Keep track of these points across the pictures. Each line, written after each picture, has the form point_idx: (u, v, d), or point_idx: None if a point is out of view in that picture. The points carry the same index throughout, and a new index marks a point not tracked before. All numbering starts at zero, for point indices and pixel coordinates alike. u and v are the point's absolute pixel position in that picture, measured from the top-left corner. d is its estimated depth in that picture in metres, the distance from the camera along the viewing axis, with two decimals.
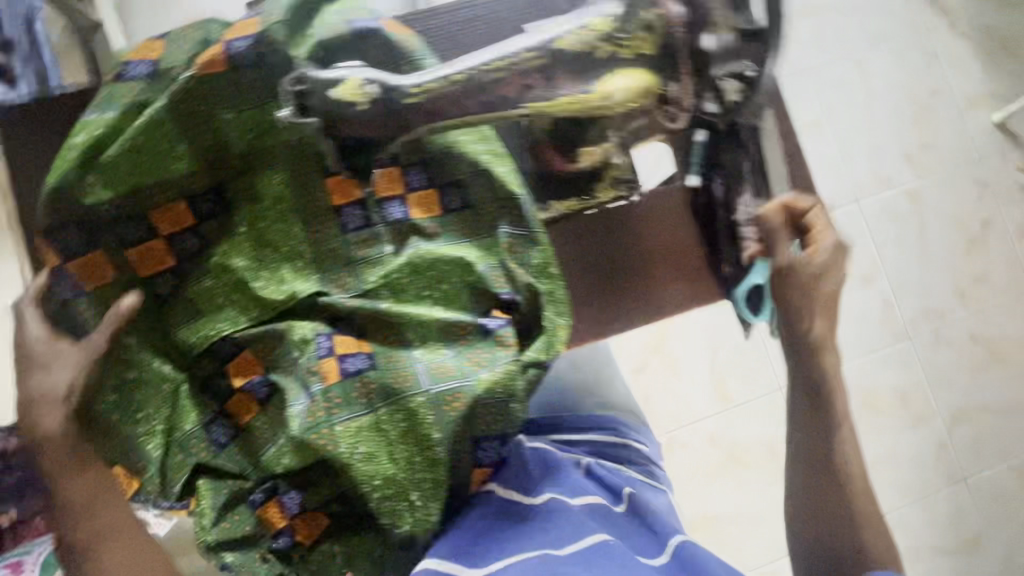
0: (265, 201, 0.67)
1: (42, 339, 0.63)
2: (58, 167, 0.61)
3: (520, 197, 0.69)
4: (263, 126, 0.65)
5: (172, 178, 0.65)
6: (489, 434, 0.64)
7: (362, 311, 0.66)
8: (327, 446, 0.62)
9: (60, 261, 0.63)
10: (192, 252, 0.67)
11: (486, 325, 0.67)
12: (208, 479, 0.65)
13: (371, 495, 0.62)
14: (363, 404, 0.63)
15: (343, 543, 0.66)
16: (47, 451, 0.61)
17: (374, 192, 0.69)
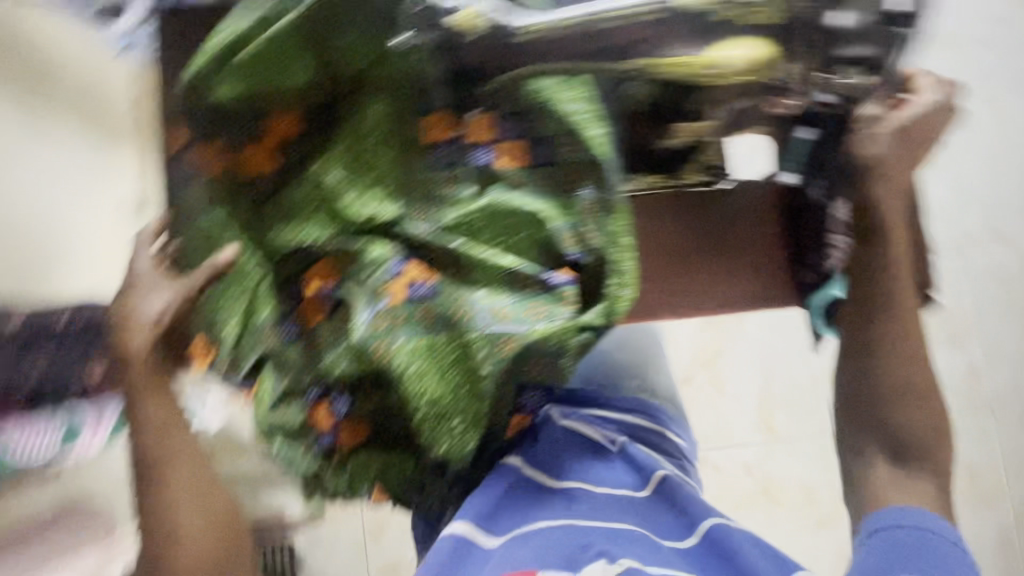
0: (368, 127, 0.71)
1: (144, 273, 0.73)
2: (195, 62, 0.68)
3: (606, 161, 0.68)
4: (378, 54, 0.69)
5: (287, 88, 0.69)
6: (535, 383, 0.68)
7: (432, 244, 0.70)
8: (383, 356, 0.65)
9: (192, 143, 0.73)
10: (294, 161, 0.72)
11: (548, 279, 0.69)
12: (273, 366, 0.72)
13: (416, 414, 0.65)
14: (424, 327, 0.66)
15: (381, 454, 0.69)
16: (137, 367, 0.71)
17: (466, 135, 0.73)
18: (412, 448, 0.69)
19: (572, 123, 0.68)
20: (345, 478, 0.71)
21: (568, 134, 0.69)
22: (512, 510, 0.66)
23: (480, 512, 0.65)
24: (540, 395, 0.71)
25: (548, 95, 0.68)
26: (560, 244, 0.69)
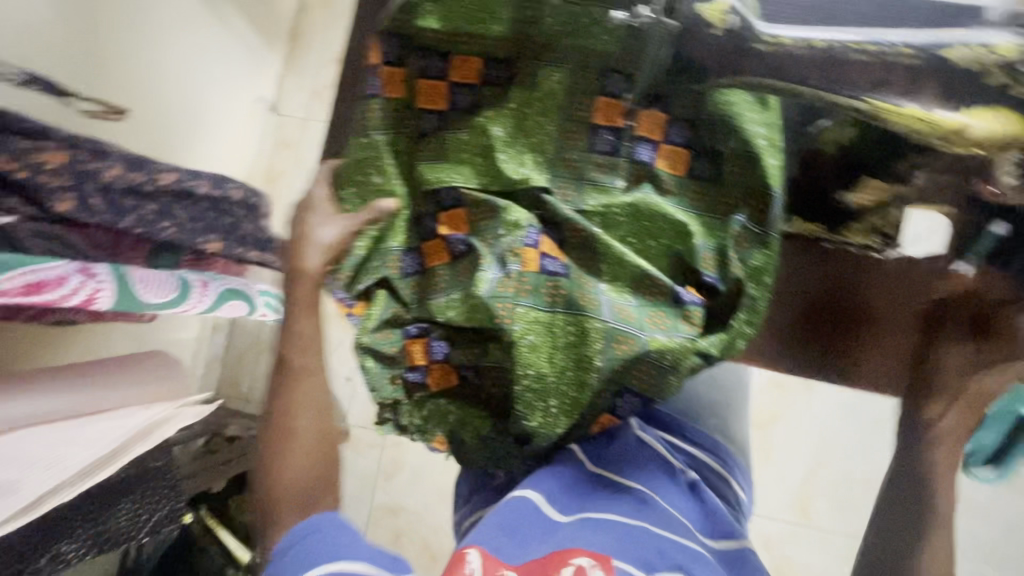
0: (541, 91, 0.71)
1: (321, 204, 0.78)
2: None
3: (775, 194, 0.63)
4: (579, 22, 0.68)
5: (485, 33, 0.72)
6: (637, 391, 0.69)
7: (572, 224, 0.69)
8: (505, 318, 0.67)
9: (378, 64, 0.75)
10: (464, 104, 0.74)
11: (680, 296, 0.68)
12: (386, 293, 0.76)
13: (519, 383, 0.67)
14: (547, 303, 0.67)
15: (460, 407, 0.74)
16: (300, 284, 0.77)
17: (634, 128, 0.70)
18: (496, 411, 0.73)
19: (753, 146, 0.64)
20: (422, 416, 0.75)
21: (743, 156, 0.65)
22: (578, 497, 0.66)
23: (551, 488, 0.66)
24: (638, 404, 0.72)
25: (733, 110, 0.65)
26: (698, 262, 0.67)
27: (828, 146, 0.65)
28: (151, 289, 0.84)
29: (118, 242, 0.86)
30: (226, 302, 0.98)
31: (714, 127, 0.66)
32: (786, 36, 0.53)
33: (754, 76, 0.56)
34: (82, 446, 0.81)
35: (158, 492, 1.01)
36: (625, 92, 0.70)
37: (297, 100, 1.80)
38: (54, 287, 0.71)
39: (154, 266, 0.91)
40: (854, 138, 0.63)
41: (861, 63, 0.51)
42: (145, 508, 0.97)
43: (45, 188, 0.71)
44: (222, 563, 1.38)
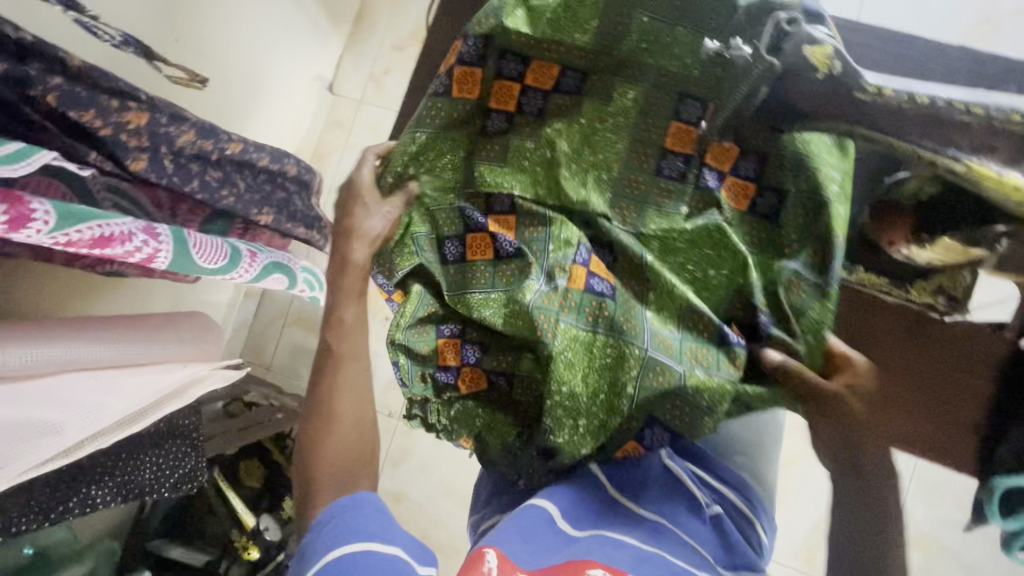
0: (614, 106, 0.71)
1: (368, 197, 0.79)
2: None
3: (837, 242, 0.62)
4: (659, 44, 0.70)
5: (569, 44, 0.73)
6: (666, 423, 0.68)
7: (629, 250, 0.68)
8: (545, 332, 0.66)
9: (455, 61, 0.77)
10: (533, 109, 0.75)
11: (726, 335, 0.66)
12: (423, 288, 0.76)
13: (550, 398, 0.65)
14: (588, 321, 0.67)
15: (487, 412, 0.73)
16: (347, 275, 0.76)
17: (702, 157, 0.69)
18: (523, 421, 0.73)
19: (823, 194, 0.63)
20: (449, 417, 0.75)
21: (805, 202, 0.64)
22: (594, 515, 0.65)
23: (568, 503, 0.65)
24: (665, 438, 0.70)
25: (809, 154, 0.64)
26: (750, 300, 0.66)
27: (905, 201, 0.63)
28: (206, 253, 0.82)
29: (177, 207, 0.88)
30: (267, 274, 0.97)
31: (785, 166, 0.65)
32: (890, 88, 0.55)
33: (853, 120, 0.58)
34: (122, 398, 0.81)
35: (182, 449, 1.00)
36: (700, 119, 0.69)
37: (353, 81, 1.81)
38: (120, 242, 0.70)
39: (207, 231, 0.92)
40: (932, 194, 0.59)
41: (962, 124, 0.52)
42: (168, 463, 0.98)
43: (122, 146, 0.72)
44: (228, 525, 1.39)
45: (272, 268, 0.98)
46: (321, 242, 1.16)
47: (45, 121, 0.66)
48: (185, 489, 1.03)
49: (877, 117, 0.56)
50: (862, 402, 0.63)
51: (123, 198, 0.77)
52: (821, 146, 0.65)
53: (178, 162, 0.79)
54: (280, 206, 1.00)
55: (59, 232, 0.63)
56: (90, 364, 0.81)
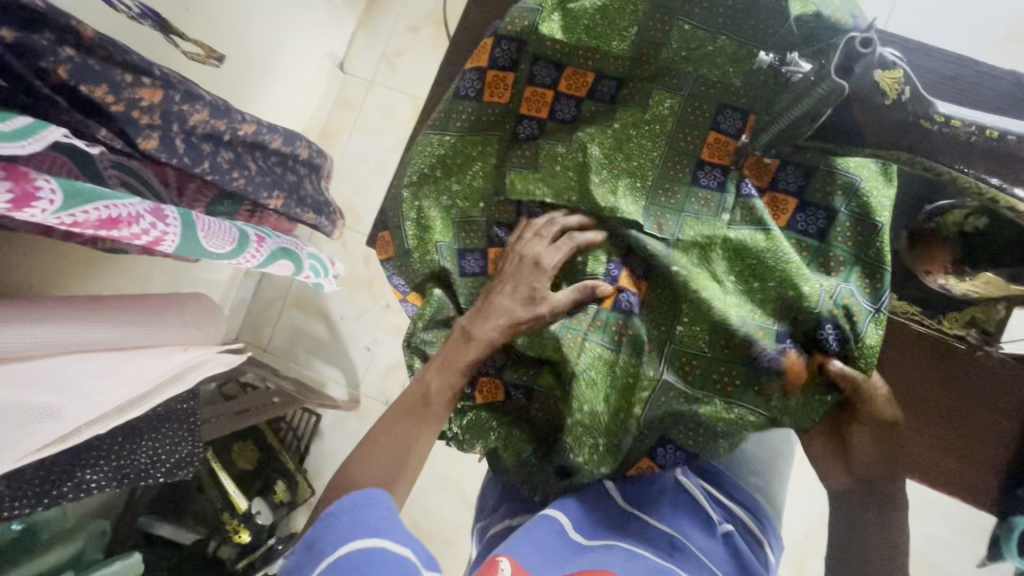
0: (650, 114, 0.68)
1: (548, 298, 0.66)
2: None
3: (887, 269, 0.63)
4: (699, 54, 0.67)
5: (606, 52, 0.69)
6: (678, 443, 0.69)
7: (659, 263, 0.65)
8: (570, 352, 0.66)
9: (484, 65, 0.74)
10: (567, 116, 0.73)
11: (781, 350, 0.63)
12: (442, 294, 0.74)
13: (572, 415, 0.64)
14: (612, 340, 0.66)
15: (502, 426, 0.72)
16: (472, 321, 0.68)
17: (739, 170, 0.67)
18: (538, 435, 0.72)
19: (875, 217, 0.63)
20: (461, 427, 0.72)
21: (851, 222, 0.64)
22: (603, 526, 0.64)
23: (577, 515, 0.63)
24: (679, 458, 0.70)
25: (853, 179, 0.64)
26: (796, 326, 0.65)
27: (947, 229, 0.60)
28: (214, 237, 0.78)
29: (184, 185, 0.84)
30: (274, 261, 0.93)
31: (833, 185, 0.64)
32: (959, 119, 0.51)
33: (913, 155, 0.53)
34: (122, 381, 0.77)
35: (181, 432, 0.97)
36: (739, 132, 0.67)
37: (366, 59, 1.76)
38: (128, 225, 0.65)
39: (214, 214, 0.89)
40: (980, 228, 0.58)
41: None
42: (165, 448, 0.94)
43: (133, 124, 0.68)
44: (218, 505, 1.35)
45: (284, 253, 0.95)
46: (331, 228, 1.12)
47: (53, 94, 0.62)
48: (180, 475, 0.96)
49: (939, 150, 0.52)
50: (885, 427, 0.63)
51: (131, 177, 0.74)
52: (870, 171, 0.64)
53: (189, 142, 0.75)
54: (290, 189, 0.96)
55: (65, 212, 0.59)
56: (90, 346, 0.78)
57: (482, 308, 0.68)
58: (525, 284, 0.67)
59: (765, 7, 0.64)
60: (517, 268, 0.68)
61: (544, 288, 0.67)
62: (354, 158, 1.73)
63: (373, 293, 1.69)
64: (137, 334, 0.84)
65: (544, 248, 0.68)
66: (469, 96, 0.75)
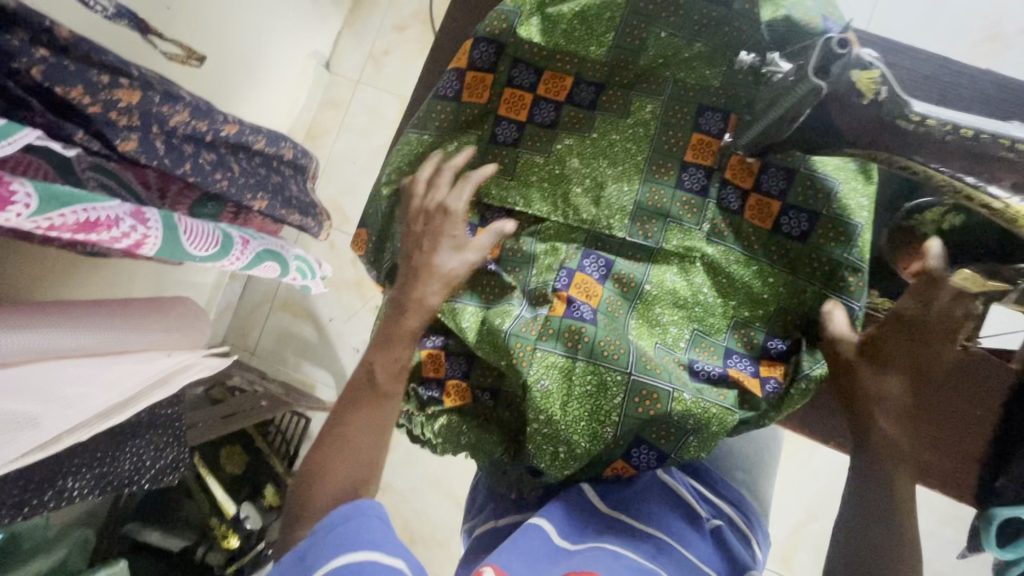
0: (632, 120, 0.69)
1: (463, 244, 0.69)
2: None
3: (863, 266, 0.64)
4: (676, 59, 0.68)
5: (585, 56, 0.70)
6: (652, 443, 0.66)
7: (624, 275, 0.68)
8: (521, 360, 0.65)
9: (464, 66, 0.73)
10: (546, 120, 0.72)
11: (729, 357, 0.67)
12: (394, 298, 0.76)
13: (530, 424, 0.65)
14: (566, 347, 0.65)
15: (473, 430, 0.71)
16: (404, 290, 0.69)
17: (722, 172, 0.68)
18: (509, 437, 0.71)
19: (852, 218, 0.64)
20: (433, 432, 0.72)
21: (839, 225, 0.64)
22: (592, 528, 0.64)
23: (564, 518, 0.64)
24: (654, 459, 0.66)
25: (835, 184, 0.65)
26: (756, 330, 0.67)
27: (925, 226, 0.62)
28: (197, 240, 0.77)
29: (165, 186, 0.82)
30: (259, 263, 0.92)
31: (813, 187, 0.64)
32: (935, 116, 0.50)
33: (891, 153, 0.53)
34: (106, 388, 0.76)
35: (165, 438, 0.96)
36: (721, 131, 0.67)
37: (352, 59, 1.75)
38: (106, 228, 0.65)
39: (197, 215, 0.87)
40: (957, 225, 0.60)
41: (1009, 160, 0.49)
42: (149, 455, 0.93)
43: (111, 125, 0.67)
44: (206, 512, 1.34)
45: (268, 254, 0.94)
46: (317, 231, 1.11)
47: (28, 95, 0.61)
48: (166, 479, 0.98)
49: (919, 147, 0.51)
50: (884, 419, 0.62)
51: (109, 179, 0.72)
52: (847, 172, 0.65)
53: (170, 143, 0.74)
54: (275, 191, 0.95)
55: (41, 215, 0.58)
56: (71, 353, 0.77)
57: (409, 276, 0.69)
58: (444, 236, 0.69)
59: (736, 14, 0.65)
60: (432, 223, 0.69)
61: (461, 233, 0.69)
62: (341, 158, 1.72)
63: (361, 293, 1.67)
64: (120, 339, 0.82)
65: (451, 193, 0.69)
66: (448, 95, 0.73)
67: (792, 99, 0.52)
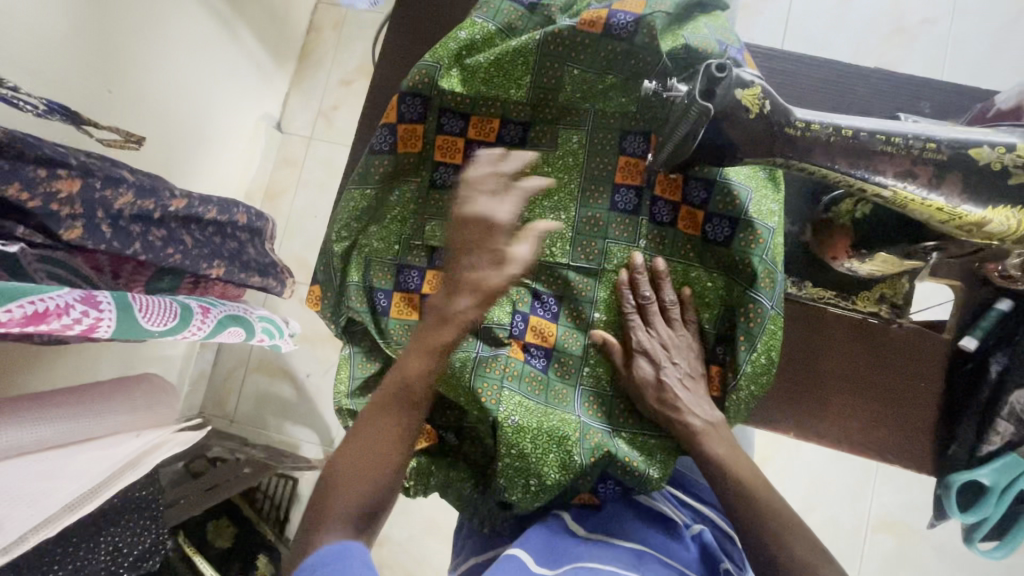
0: (560, 151, 0.74)
1: (499, 266, 0.61)
2: (438, 52, 0.73)
3: (777, 271, 0.67)
4: (592, 92, 0.73)
5: (507, 99, 0.74)
6: (618, 478, 0.69)
7: (575, 306, 0.73)
8: (490, 398, 0.67)
9: (394, 121, 0.75)
10: (480, 161, 0.76)
11: (709, 349, 0.72)
12: (350, 351, 0.77)
13: (502, 459, 0.66)
14: (534, 393, 0.69)
15: (441, 468, 0.71)
16: (444, 290, 0.63)
17: (653, 189, 0.71)
18: (477, 474, 0.73)
19: (760, 220, 0.67)
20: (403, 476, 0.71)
21: (753, 227, 0.67)
22: (568, 550, 0.64)
23: (543, 551, 0.63)
24: (619, 489, 0.72)
25: (743, 191, 0.68)
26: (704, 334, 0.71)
27: (841, 218, 0.65)
28: (153, 316, 0.78)
29: (119, 268, 0.83)
30: (223, 329, 0.92)
31: (729, 196, 0.68)
32: (818, 122, 0.54)
33: (785, 158, 0.56)
34: (74, 477, 0.74)
35: (144, 521, 0.94)
36: (644, 152, 0.72)
37: (303, 118, 1.78)
38: (57, 317, 0.65)
39: (154, 291, 0.88)
40: (867, 213, 0.63)
41: (888, 153, 0.53)
42: (126, 541, 0.91)
43: (53, 217, 0.69)
44: None
45: (232, 319, 0.95)
46: (279, 290, 1.11)
47: None
48: (145, 566, 0.94)
49: (809, 151, 0.55)
50: (795, 413, 0.72)
51: (59, 268, 0.73)
52: (756, 180, 0.69)
53: (119, 226, 0.76)
54: (231, 257, 0.96)
55: None
56: (29, 449, 0.74)
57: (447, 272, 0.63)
58: (487, 248, 0.61)
59: (640, 49, 0.70)
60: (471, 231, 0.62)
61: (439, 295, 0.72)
62: (300, 215, 1.74)
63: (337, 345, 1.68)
64: (82, 429, 0.81)
65: (492, 201, 0.63)
66: (384, 150, 0.75)
67: (678, 116, 0.56)
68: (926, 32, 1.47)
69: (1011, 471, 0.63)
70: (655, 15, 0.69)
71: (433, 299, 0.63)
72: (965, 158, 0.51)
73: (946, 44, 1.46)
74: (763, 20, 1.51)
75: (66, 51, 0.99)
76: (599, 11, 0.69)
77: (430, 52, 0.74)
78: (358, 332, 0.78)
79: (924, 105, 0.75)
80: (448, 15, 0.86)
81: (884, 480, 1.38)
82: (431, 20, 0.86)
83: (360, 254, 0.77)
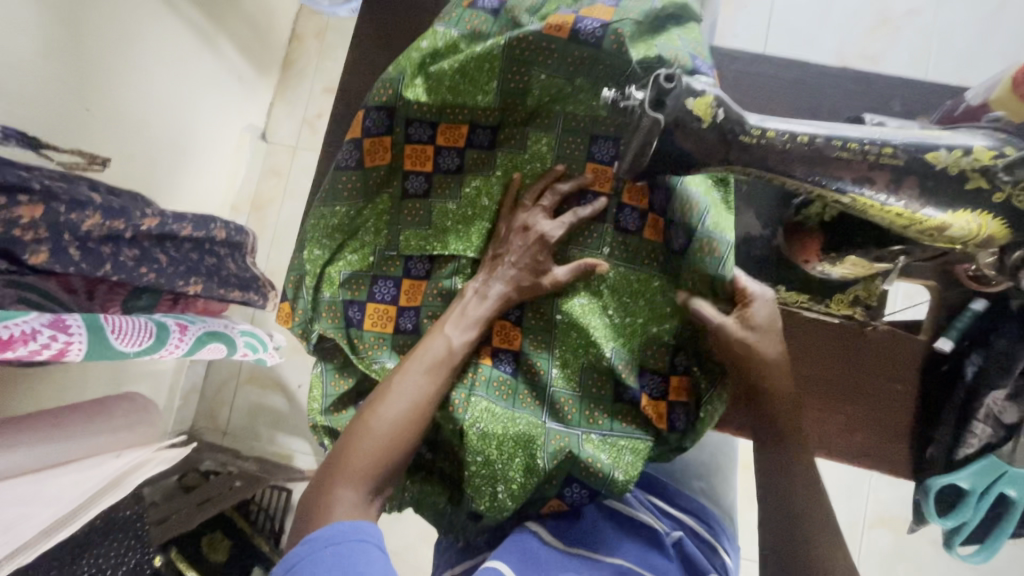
0: (528, 154, 0.73)
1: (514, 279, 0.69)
2: (401, 63, 0.73)
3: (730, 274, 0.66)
4: (560, 94, 0.72)
5: (474, 105, 0.73)
6: (583, 482, 0.68)
7: (538, 305, 0.71)
8: (459, 407, 0.68)
9: (359, 135, 0.74)
10: (451, 167, 0.75)
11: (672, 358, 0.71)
12: (323, 369, 0.77)
13: (468, 467, 0.66)
14: (505, 400, 0.69)
15: (416, 483, 0.71)
16: (492, 267, 0.70)
17: (620, 198, 0.71)
18: (451, 486, 0.72)
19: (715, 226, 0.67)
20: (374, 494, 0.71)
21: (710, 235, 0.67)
22: (543, 567, 0.62)
23: (519, 562, 0.61)
24: (585, 494, 0.69)
25: (701, 203, 0.68)
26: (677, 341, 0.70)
27: (811, 220, 0.65)
28: (126, 337, 0.77)
29: (93, 289, 0.83)
30: (202, 347, 0.92)
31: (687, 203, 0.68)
32: (774, 129, 0.54)
33: (742, 167, 0.55)
34: (47, 503, 0.72)
35: (127, 542, 0.95)
36: (613, 158, 0.72)
37: (287, 127, 1.77)
38: (23, 343, 0.64)
39: (131, 310, 0.88)
40: (835, 216, 0.63)
41: (844, 159, 0.52)
42: (110, 562, 0.91)
43: (17, 243, 0.68)
44: None
45: (212, 334, 0.94)
46: (262, 303, 1.11)
47: None
48: None
49: (766, 158, 0.54)
50: None
51: (30, 293, 0.73)
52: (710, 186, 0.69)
53: (86, 248, 0.75)
54: (210, 273, 0.95)
55: None
56: (5, 474, 0.74)
57: (487, 270, 0.70)
58: (528, 256, 0.69)
59: (607, 55, 0.69)
60: (515, 232, 0.70)
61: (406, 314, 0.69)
62: (287, 226, 1.73)
63: None
64: (61, 451, 0.80)
65: (547, 222, 0.70)
66: (349, 166, 0.75)
67: (635, 125, 0.55)
68: (911, 22, 1.45)
69: (991, 474, 0.63)
70: (623, 22, 0.69)
71: (483, 270, 0.70)
72: (923, 163, 0.51)
73: (931, 35, 1.45)
74: (745, 16, 1.49)
75: (33, 71, 0.97)
76: (565, 16, 0.69)
77: (395, 64, 0.74)
78: (330, 349, 0.77)
79: (894, 103, 0.75)
80: (417, 24, 0.85)
81: (879, 476, 1.37)
82: (400, 31, 0.85)
83: (327, 271, 0.76)
